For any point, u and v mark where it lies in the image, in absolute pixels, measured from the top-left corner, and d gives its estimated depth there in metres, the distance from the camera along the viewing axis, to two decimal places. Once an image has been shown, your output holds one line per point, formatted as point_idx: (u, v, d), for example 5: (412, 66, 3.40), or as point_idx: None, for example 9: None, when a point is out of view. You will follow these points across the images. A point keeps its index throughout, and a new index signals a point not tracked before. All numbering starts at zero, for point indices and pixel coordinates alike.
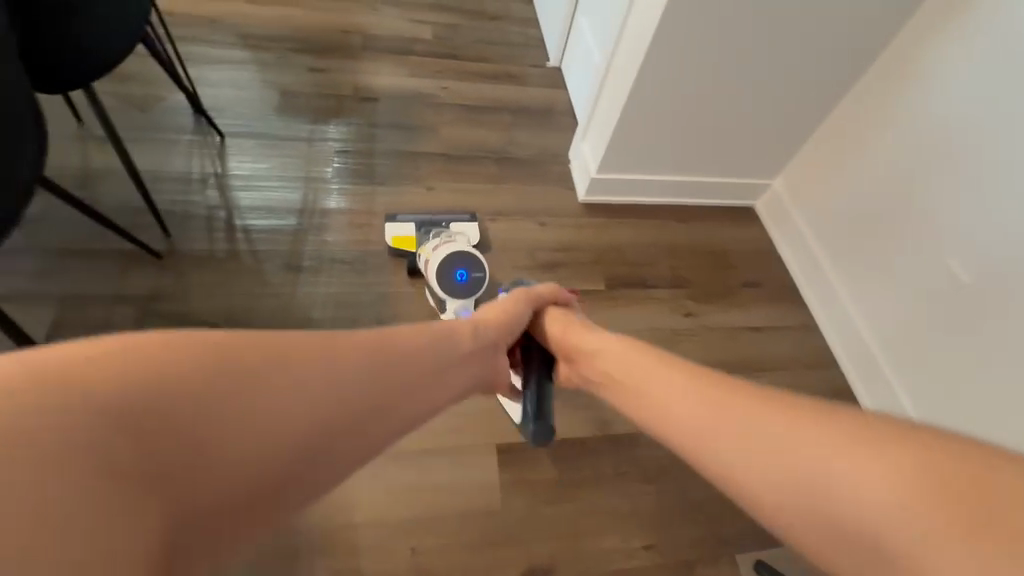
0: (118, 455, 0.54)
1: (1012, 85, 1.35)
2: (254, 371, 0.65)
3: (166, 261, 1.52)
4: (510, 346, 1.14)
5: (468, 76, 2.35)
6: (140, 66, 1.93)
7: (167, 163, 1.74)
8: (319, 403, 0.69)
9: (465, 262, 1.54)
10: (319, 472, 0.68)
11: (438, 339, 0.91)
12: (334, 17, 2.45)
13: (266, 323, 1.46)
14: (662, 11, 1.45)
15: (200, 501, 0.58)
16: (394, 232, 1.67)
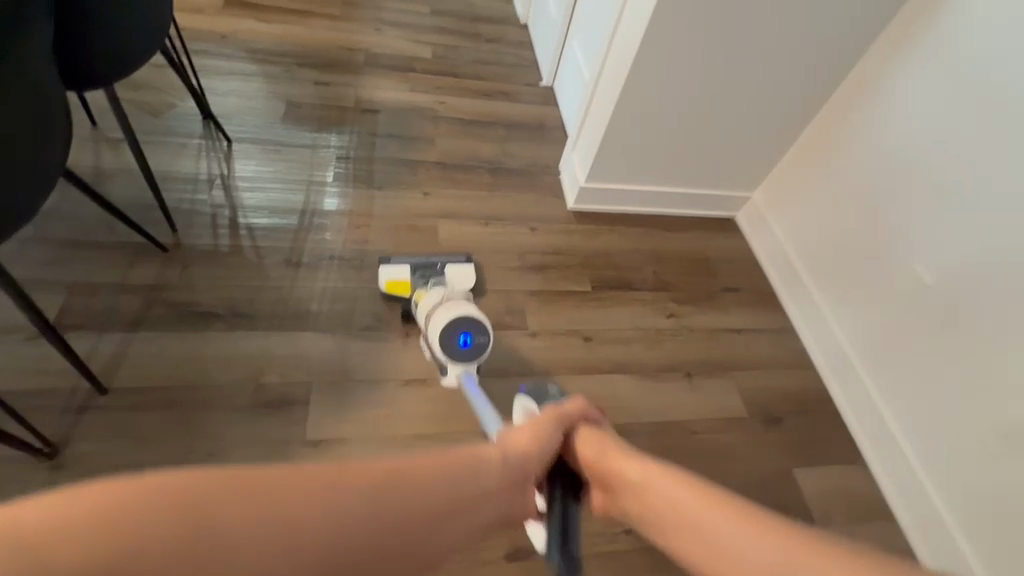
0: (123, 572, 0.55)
1: (971, 95, 1.41)
2: (254, 514, 0.64)
3: (172, 254, 1.59)
4: (537, 482, 0.90)
5: (465, 93, 2.48)
6: (154, 75, 2.04)
7: (176, 164, 1.83)
8: (312, 543, 0.65)
9: (469, 325, 1.33)
10: None
11: (459, 470, 0.79)
12: (340, 36, 2.59)
13: (266, 314, 1.52)
14: (643, 30, 1.57)
15: None
16: (388, 277, 1.59)
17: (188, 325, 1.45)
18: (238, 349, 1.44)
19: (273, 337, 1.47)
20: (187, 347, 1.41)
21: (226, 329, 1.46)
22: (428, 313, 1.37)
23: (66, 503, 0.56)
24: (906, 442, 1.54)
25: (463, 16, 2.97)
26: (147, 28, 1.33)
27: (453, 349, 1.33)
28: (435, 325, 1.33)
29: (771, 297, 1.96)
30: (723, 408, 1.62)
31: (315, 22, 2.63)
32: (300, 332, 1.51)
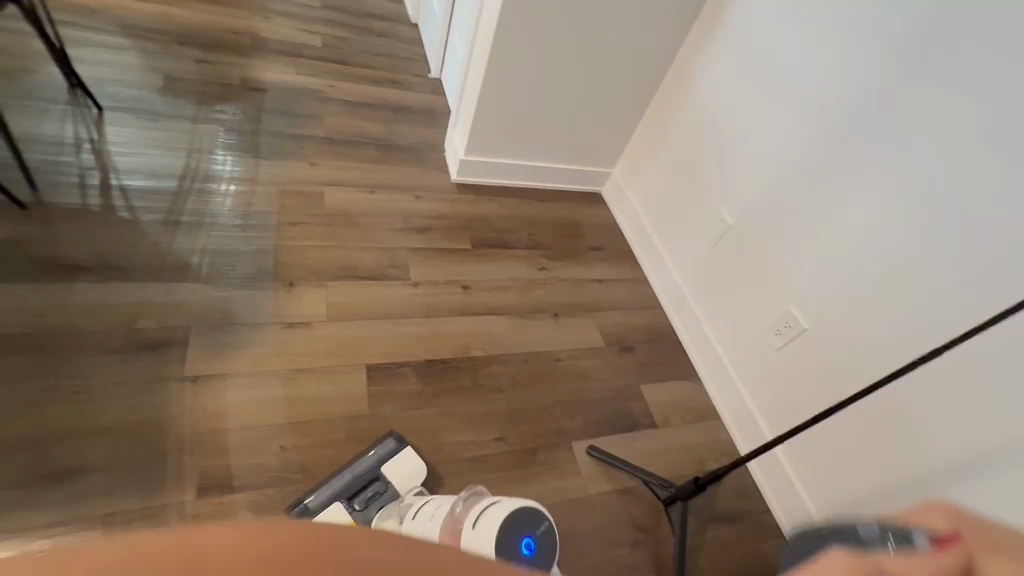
0: None
1: (748, 73, 1.81)
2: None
3: (33, 212, 1.55)
4: None
5: (356, 79, 2.61)
6: (11, 40, 1.95)
7: (37, 128, 1.77)
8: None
9: (521, 524, 1.02)
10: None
11: None
12: (224, 20, 2.61)
13: (142, 267, 1.53)
14: (500, 14, 1.83)
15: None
16: None
17: (53, 277, 1.43)
18: (111, 298, 1.44)
19: (149, 287, 1.49)
20: (53, 297, 1.39)
21: (96, 280, 1.46)
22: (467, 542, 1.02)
23: None
24: (724, 352, 1.89)
25: (355, 13, 3.10)
26: None
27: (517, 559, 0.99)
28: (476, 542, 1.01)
29: (627, 253, 2.29)
30: (583, 340, 1.87)
31: (198, 5, 2.62)
32: (179, 282, 1.54)
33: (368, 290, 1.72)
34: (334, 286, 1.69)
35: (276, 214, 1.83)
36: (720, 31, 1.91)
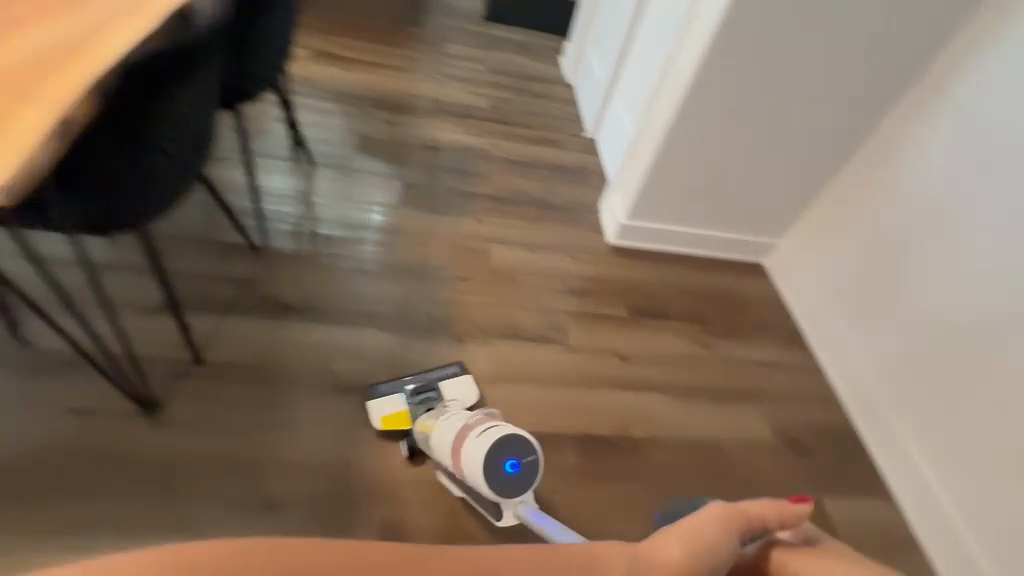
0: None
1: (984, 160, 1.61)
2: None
3: (261, 253, 1.81)
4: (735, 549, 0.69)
5: (516, 138, 2.76)
6: (254, 106, 2.36)
7: (268, 180, 2.09)
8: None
9: (513, 449, 1.21)
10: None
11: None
12: (408, 85, 2.93)
13: (339, 311, 1.70)
14: (688, 86, 1.83)
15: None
16: (381, 413, 1.46)
17: (271, 315, 1.63)
18: (314, 338, 1.61)
19: (344, 331, 1.65)
20: (270, 332, 1.59)
21: (304, 321, 1.65)
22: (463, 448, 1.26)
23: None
24: (931, 471, 1.65)
25: (516, 75, 3.32)
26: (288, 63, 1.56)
27: (498, 475, 1.22)
28: (472, 454, 1.23)
29: (796, 335, 2.10)
30: (749, 432, 1.71)
31: (387, 72, 2.99)
32: (367, 329, 1.68)
33: (530, 352, 1.74)
34: (498, 345, 1.73)
35: (447, 267, 1.95)
36: (947, 109, 1.72)
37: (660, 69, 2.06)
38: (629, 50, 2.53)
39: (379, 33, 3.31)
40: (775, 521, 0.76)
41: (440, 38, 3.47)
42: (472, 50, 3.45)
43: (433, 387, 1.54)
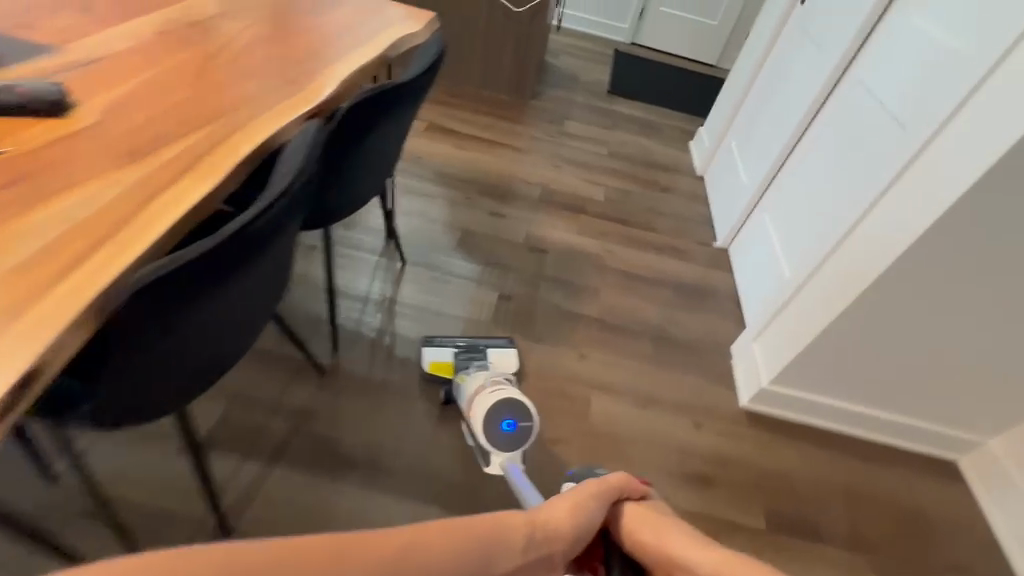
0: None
1: None
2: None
3: (327, 377, 1.57)
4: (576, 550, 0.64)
5: (634, 244, 2.38)
6: None
7: (352, 279, 1.89)
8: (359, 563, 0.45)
9: (512, 409, 1.32)
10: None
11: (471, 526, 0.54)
12: (519, 167, 2.69)
13: (403, 474, 1.41)
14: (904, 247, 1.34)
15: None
16: (432, 357, 1.61)
17: (324, 469, 1.38)
18: (367, 513, 1.33)
19: (405, 506, 1.36)
20: (320, 497, 1.33)
21: (358, 484, 1.37)
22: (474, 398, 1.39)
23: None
24: None
25: (639, 162, 2.97)
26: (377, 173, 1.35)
27: (499, 427, 1.30)
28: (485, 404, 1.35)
29: None
30: None
31: (500, 153, 2.77)
32: (432, 506, 1.37)
33: None
34: None
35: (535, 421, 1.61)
36: None
37: (854, 205, 1.57)
38: (792, 160, 2.06)
39: (497, 107, 3.14)
40: (627, 492, 0.70)
41: (560, 115, 3.24)
42: (593, 131, 3.16)
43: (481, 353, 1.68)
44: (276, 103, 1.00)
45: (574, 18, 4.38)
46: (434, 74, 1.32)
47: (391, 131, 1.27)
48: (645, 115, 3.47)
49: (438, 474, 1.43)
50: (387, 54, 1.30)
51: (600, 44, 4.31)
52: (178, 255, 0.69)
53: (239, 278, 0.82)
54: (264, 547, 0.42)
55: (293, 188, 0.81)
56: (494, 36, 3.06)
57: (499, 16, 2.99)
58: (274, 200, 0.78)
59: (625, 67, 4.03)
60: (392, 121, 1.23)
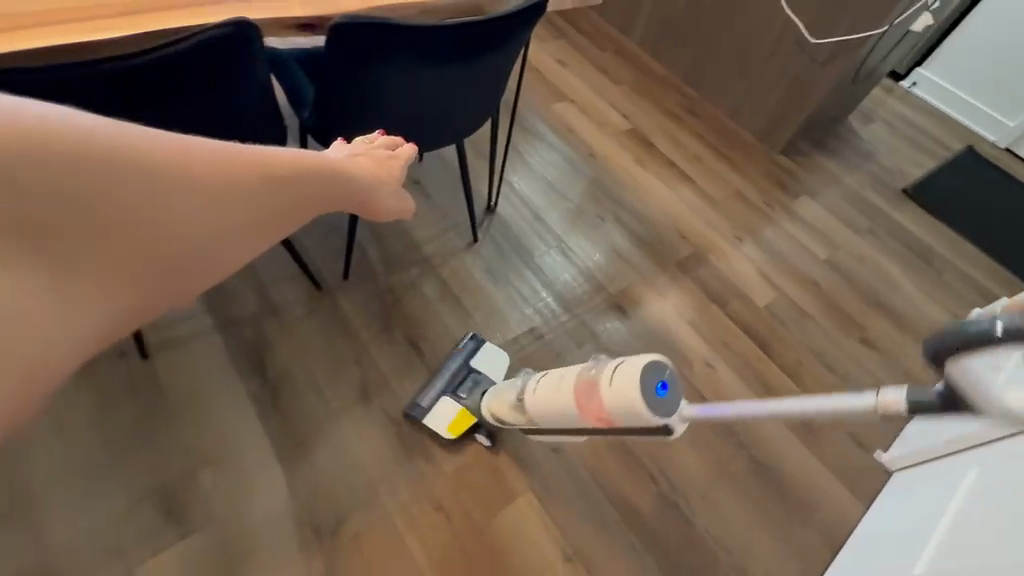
0: (193, 183, 0.67)
1: None
2: (200, 168, 0.67)
3: (318, 296, 1.58)
4: (364, 194, 1.00)
5: (751, 379, 1.73)
6: (485, 153, 2.09)
7: (415, 228, 1.81)
8: (266, 171, 0.75)
9: (655, 371, 0.93)
10: (286, 205, 0.80)
11: (313, 169, 0.84)
12: (691, 217, 2.19)
13: (284, 421, 1.35)
14: None
15: (229, 196, 0.71)
16: (440, 425, 1.37)
17: (244, 366, 1.41)
18: (224, 428, 1.32)
19: (259, 445, 1.31)
20: (216, 382, 1.37)
21: (246, 397, 1.37)
22: (584, 389, 1.01)
23: (140, 153, 0.62)
24: None
25: (863, 295, 2.09)
26: (409, 115, 1.18)
27: (655, 402, 0.92)
28: (613, 395, 0.94)
29: None
30: None
31: (683, 193, 2.28)
32: (277, 464, 1.29)
33: None
34: None
35: (442, 477, 1.33)
36: None
37: None
38: None
39: (730, 144, 2.57)
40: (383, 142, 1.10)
41: (803, 188, 2.49)
42: (831, 224, 2.35)
43: (465, 366, 1.47)
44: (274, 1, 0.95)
45: (933, 85, 3.21)
46: (509, 29, 1.08)
47: (422, 82, 1.11)
48: (932, 242, 2.42)
49: (307, 443, 1.33)
50: (479, 6, 1.10)
51: (950, 131, 3.11)
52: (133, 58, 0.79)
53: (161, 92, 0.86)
54: (219, 149, 0.70)
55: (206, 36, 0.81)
56: (772, 65, 2.46)
57: (791, 45, 2.39)
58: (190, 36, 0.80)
59: (961, 173, 2.84)
60: (415, 67, 1.07)
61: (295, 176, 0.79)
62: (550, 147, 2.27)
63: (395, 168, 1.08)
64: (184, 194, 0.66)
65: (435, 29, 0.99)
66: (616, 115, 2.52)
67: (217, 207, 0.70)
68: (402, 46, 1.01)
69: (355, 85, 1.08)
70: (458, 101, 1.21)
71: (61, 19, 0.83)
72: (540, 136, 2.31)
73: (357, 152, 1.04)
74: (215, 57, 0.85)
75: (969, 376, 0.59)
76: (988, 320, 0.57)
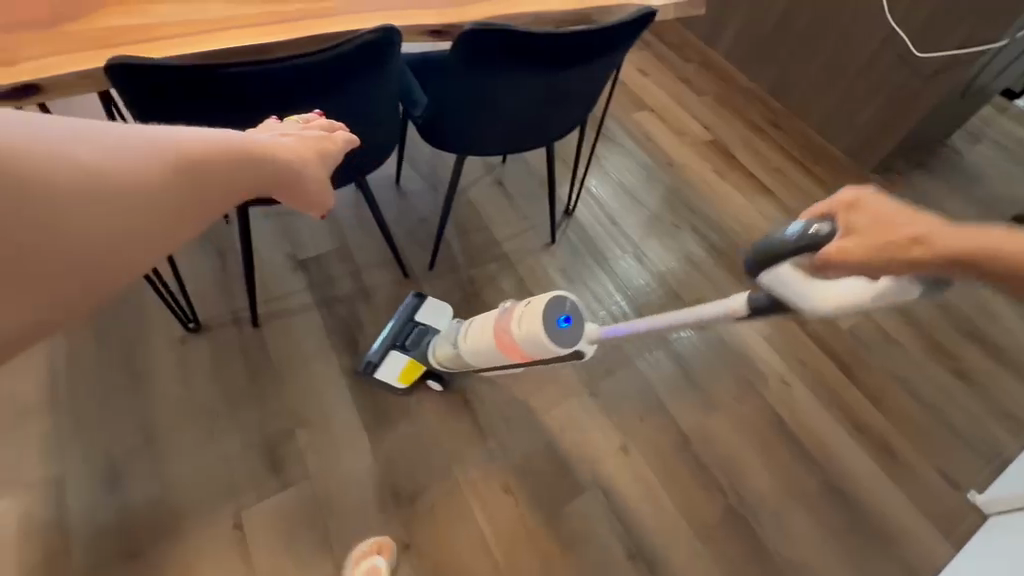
0: (47, 184, 0.43)
1: None
2: (39, 164, 0.43)
3: (405, 282, 1.69)
4: (300, 179, 0.79)
5: (829, 400, 1.66)
6: (566, 158, 2.15)
7: (495, 226, 1.89)
8: (163, 155, 0.52)
9: (558, 306, 1.03)
10: (208, 201, 0.57)
11: (232, 151, 0.61)
12: (772, 231, 2.13)
13: (371, 394, 1.45)
14: None
15: (107, 197, 0.47)
16: (389, 377, 1.44)
17: (338, 340, 1.53)
18: (319, 394, 1.44)
19: (349, 412, 1.42)
20: (314, 353, 1.50)
21: (339, 369, 1.48)
22: (501, 332, 1.11)
23: None
24: None
25: (959, 321, 1.94)
26: (512, 118, 1.26)
27: (561, 334, 1.02)
28: (526, 336, 1.04)
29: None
30: None
31: (764, 204, 2.22)
32: (364, 432, 1.39)
33: None
34: None
35: (512, 461, 1.39)
36: None
37: None
38: None
39: (817, 159, 2.48)
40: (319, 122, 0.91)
41: None
42: None
43: (410, 320, 1.53)
44: (408, 5, 1.04)
45: None
46: (617, 37, 1.13)
47: (528, 87, 1.18)
48: None
49: (391, 415, 1.43)
50: (586, 12, 1.16)
51: None
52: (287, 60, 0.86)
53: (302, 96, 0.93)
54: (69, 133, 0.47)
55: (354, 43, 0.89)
56: (869, 80, 2.36)
57: (893, 59, 2.28)
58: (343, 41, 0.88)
59: None
60: (524, 74, 1.15)
61: (209, 160, 0.57)
62: (629, 155, 2.29)
63: (330, 151, 0.88)
64: (31, 204, 0.42)
65: (549, 37, 1.06)
66: (697, 125, 2.49)
67: (100, 218, 0.47)
68: (517, 54, 1.08)
69: (467, 89, 1.17)
70: (558, 105, 1.27)
71: (223, 25, 0.89)
72: (620, 144, 2.33)
73: (287, 135, 0.85)
74: (365, 58, 0.93)
75: (780, 278, 0.70)
76: (791, 226, 0.68)
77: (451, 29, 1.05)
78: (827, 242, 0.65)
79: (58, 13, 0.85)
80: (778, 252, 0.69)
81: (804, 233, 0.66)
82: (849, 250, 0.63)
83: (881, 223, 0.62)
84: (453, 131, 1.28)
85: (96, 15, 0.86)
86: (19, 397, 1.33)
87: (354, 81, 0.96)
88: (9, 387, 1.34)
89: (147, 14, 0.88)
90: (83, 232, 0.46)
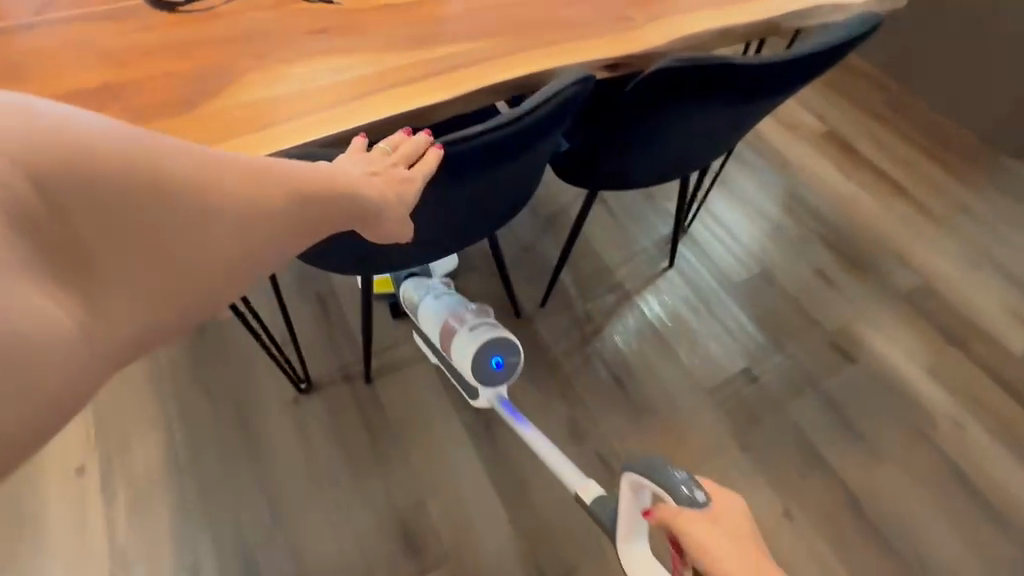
0: (197, 180, 0.54)
1: None
2: (190, 173, 0.53)
3: (518, 324, 1.55)
4: (383, 215, 0.72)
5: (1009, 446, 1.45)
6: None
7: (605, 251, 1.71)
8: (282, 182, 0.60)
9: (501, 348, 1.10)
10: (309, 233, 0.63)
11: (331, 186, 0.65)
12: (913, 237, 1.86)
13: (500, 457, 1.32)
14: None
15: (229, 217, 0.55)
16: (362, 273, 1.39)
17: (455, 394, 1.40)
18: (443, 458, 1.31)
19: (479, 479, 1.29)
20: (432, 411, 1.37)
21: (463, 429, 1.35)
22: (446, 337, 1.14)
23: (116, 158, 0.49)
24: None
25: None
26: (673, 155, 1.07)
27: (487, 373, 1.11)
28: (460, 356, 1.10)
29: None
30: None
31: (898, 205, 1.95)
32: (500, 504, 1.27)
33: None
34: None
35: None
36: None
37: None
38: None
39: (950, 146, 2.16)
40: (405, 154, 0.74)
41: None
42: None
43: None
44: (569, 36, 0.86)
45: None
46: (824, 62, 0.92)
47: (703, 123, 0.99)
48: None
49: (524, 481, 1.29)
50: (772, 22, 0.95)
51: None
52: (470, 133, 0.76)
53: (475, 169, 0.82)
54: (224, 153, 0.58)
55: (543, 109, 0.77)
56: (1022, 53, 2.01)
57: None
58: (534, 108, 0.76)
59: None
60: (703, 111, 0.96)
61: (319, 195, 0.63)
62: (737, 157, 2.05)
63: (410, 194, 0.74)
64: (187, 200, 0.53)
65: (748, 71, 0.86)
66: (807, 115, 2.22)
67: (229, 220, 0.56)
68: (710, 88, 0.89)
69: (631, 130, 0.99)
70: (726, 135, 1.07)
71: (379, 87, 0.78)
72: None
73: (372, 164, 0.72)
74: (558, 117, 0.80)
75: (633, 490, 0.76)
76: (679, 471, 0.69)
77: (631, 61, 0.86)
78: (681, 509, 0.65)
79: (199, 89, 0.75)
80: (657, 482, 0.69)
81: (678, 486, 0.67)
82: (683, 526, 0.62)
83: (726, 545, 0.60)
84: (600, 172, 1.10)
85: (238, 85, 0.76)
86: (139, 472, 1.25)
87: (529, 147, 0.84)
88: (124, 461, 1.26)
89: (298, 76, 0.78)
90: (209, 242, 0.54)
